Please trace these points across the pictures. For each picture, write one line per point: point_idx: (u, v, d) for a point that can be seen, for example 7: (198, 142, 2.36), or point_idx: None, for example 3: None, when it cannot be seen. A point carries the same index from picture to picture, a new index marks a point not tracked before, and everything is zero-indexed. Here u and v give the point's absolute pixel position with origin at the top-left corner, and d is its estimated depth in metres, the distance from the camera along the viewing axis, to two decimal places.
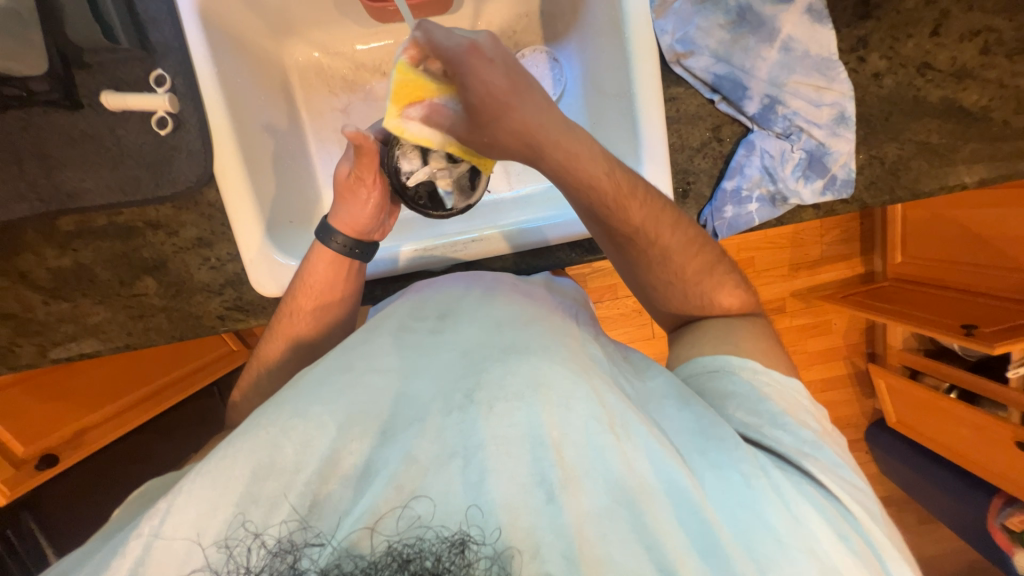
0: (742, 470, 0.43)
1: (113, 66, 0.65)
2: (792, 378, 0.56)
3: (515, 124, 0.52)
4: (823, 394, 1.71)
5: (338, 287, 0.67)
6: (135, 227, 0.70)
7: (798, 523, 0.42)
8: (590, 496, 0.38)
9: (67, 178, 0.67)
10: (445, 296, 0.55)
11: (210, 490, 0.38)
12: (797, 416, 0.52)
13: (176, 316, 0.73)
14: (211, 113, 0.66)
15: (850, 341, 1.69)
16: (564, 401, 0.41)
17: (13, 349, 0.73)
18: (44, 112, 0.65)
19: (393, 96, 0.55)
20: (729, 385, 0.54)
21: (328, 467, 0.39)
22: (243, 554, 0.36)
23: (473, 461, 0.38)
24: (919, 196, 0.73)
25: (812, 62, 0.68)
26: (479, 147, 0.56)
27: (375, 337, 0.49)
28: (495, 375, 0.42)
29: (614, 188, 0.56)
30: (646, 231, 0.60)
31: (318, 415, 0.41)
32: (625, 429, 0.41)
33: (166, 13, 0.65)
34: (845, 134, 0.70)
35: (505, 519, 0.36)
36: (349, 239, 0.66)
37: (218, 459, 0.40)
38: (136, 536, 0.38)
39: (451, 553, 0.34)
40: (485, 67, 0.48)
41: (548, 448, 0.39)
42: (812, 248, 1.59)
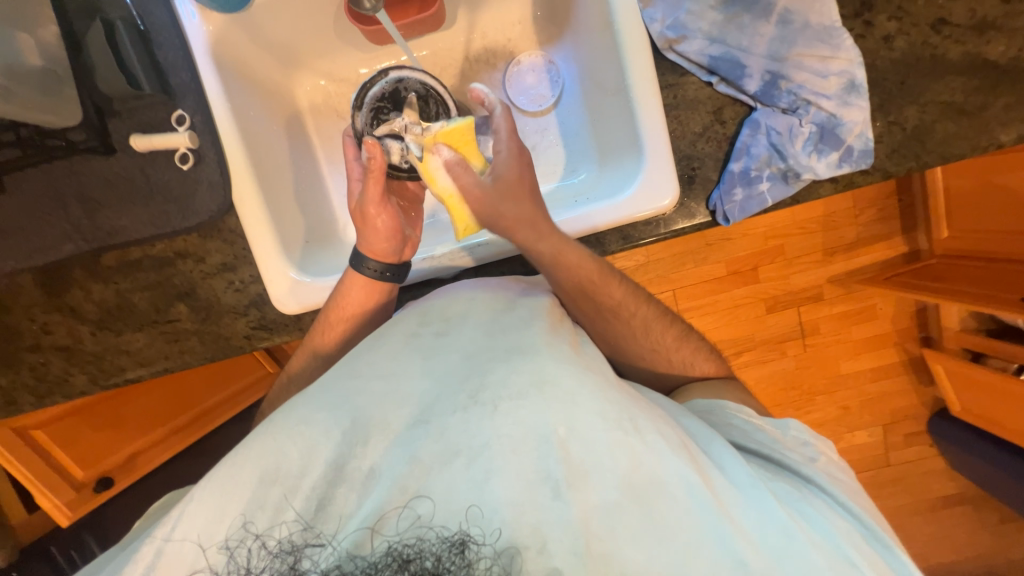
0: (748, 471, 0.45)
1: (140, 111, 0.70)
2: (790, 418, 0.58)
3: (508, 218, 0.61)
4: (874, 384, 1.60)
5: (370, 311, 0.69)
6: (168, 257, 0.75)
7: (803, 520, 0.43)
8: (597, 492, 0.38)
9: (106, 217, 0.72)
10: (448, 301, 0.55)
11: (217, 495, 0.40)
12: (794, 449, 0.55)
13: (207, 338, 0.77)
14: (228, 145, 0.71)
15: (899, 325, 1.58)
16: (570, 399, 0.40)
17: (67, 379, 0.79)
18: (83, 159, 0.70)
19: (443, 135, 0.65)
20: (727, 418, 0.59)
21: (334, 471, 0.40)
22: (244, 556, 0.37)
23: (476, 460, 0.38)
24: (950, 160, 0.68)
25: (814, 32, 0.66)
26: (487, 209, 0.62)
27: (382, 342, 0.50)
28: (498, 376, 0.42)
29: (594, 271, 0.63)
30: (626, 308, 0.66)
31: (321, 421, 0.42)
32: (632, 424, 0.40)
33: (183, 57, 0.70)
34: (858, 102, 0.66)
35: (509, 517, 0.36)
36: (381, 265, 0.69)
37: (225, 465, 0.41)
38: (149, 541, 0.39)
39: (451, 553, 0.34)
40: (518, 162, 0.63)
41: (554, 446, 0.38)
42: (846, 230, 1.51)
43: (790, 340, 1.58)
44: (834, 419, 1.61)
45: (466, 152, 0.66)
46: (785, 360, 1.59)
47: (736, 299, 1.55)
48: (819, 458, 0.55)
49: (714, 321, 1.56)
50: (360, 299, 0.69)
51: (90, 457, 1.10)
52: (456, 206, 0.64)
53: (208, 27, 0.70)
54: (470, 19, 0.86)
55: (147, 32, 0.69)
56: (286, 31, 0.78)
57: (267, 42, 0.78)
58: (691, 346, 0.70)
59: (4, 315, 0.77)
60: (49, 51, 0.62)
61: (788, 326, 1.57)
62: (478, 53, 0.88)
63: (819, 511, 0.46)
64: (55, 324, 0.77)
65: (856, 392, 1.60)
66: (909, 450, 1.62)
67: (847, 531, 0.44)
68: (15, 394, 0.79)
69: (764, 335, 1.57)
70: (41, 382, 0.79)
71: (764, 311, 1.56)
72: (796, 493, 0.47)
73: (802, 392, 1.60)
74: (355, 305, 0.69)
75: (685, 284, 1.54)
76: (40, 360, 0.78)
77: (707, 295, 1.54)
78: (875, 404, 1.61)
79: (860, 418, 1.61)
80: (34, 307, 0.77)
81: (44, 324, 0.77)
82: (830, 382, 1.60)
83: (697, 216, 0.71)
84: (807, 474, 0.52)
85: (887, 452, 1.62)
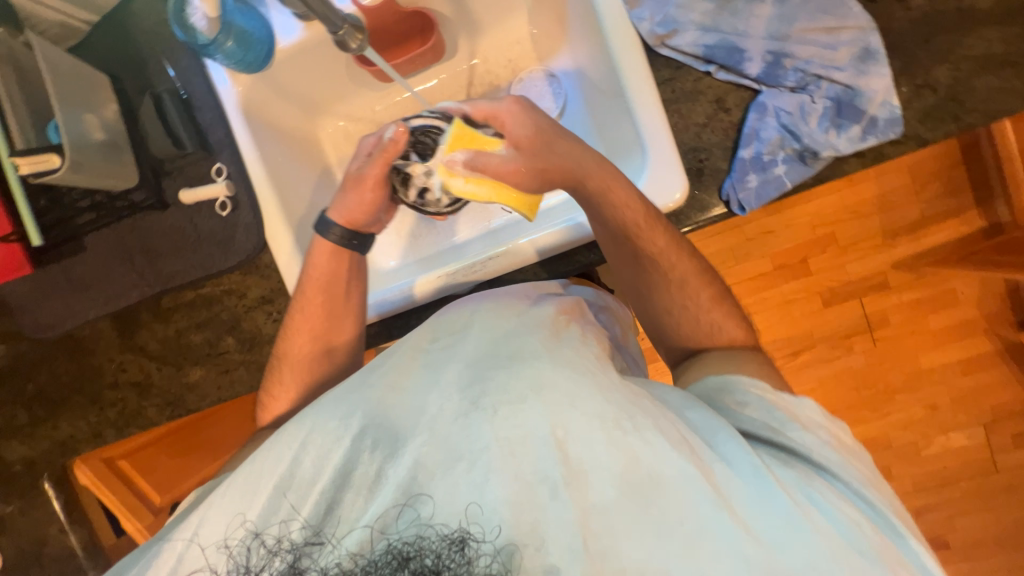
0: (754, 459, 0.45)
1: (187, 168, 0.79)
2: (806, 397, 0.56)
3: (554, 174, 0.63)
4: (965, 378, 1.41)
5: (340, 283, 0.72)
6: (215, 295, 0.83)
7: (808, 504, 0.44)
8: (596, 488, 0.42)
9: (164, 264, 0.81)
10: (457, 312, 0.56)
11: (229, 498, 0.46)
12: (811, 428, 0.53)
13: (253, 367, 0.84)
14: (259, 189, 0.78)
15: (984, 309, 1.39)
16: (565, 403, 0.43)
17: (141, 412, 0.88)
18: (144, 216, 0.81)
19: (448, 144, 0.60)
20: (741, 397, 0.56)
21: (341, 476, 0.45)
22: (242, 554, 0.44)
23: (476, 464, 0.42)
24: (998, 117, 0.61)
25: (815, 6, 0.63)
26: (534, 176, 0.63)
27: (394, 354, 0.52)
28: (498, 382, 0.45)
29: (642, 214, 0.64)
30: (666, 254, 0.66)
31: (334, 429, 0.47)
32: (632, 424, 0.43)
33: (218, 118, 0.79)
34: (876, 69, 0.62)
35: (508, 515, 0.41)
36: (345, 231, 0.71)
37: (244, 474, 0.47)
38: (176, 541, 0.46)
39: (451, 550, 0.40)
40: (524, 113, 0.64)
41: (552, 447, 0.42)
42: (904, 209, 1.38)
43: (854, 335, 1.44)
44: (919, 421, 1.44)
45: (477, 145, 0.61)
46: (851, 356, 1.45)
47: (785, 295, 1.45)
48: (832, 440, 0.53)
49: (762, 320, 1.46)
50: (321, 266, 0.71)
51: (166, 483, 1.22)
52: (504, 194, 0.61)
53: (237, 88, 0.78)
54: (470, 46, 0.91)
55: (189, 100, 0.79)
56: (306, 83, 0.86)
57: (290, 94, 0.86)
58: (716, 344, 0.67)
59: (90, 358, 0.88)
60: (110, 126, 0.72)
61: (849, 319, 1.44)
62: (481, 76, 0.92)
63: (828, 497, 0.46)
64: (129, 363, 0.87)
65: (942, 389, 1.42)
66: (1019, 454, 1.40)
67: (855, 518, 0.44)
68: (100, 428, 0.89)
69: (822, 332, 1.45)
70: (121, 416, 0.89)
71: (820, 304, 1.44)
72: (805, 480, 0.47)
73: (876, 391, 1.45)
74: (318, 274, 0.71)
75: (726, 282, 1.46)
76: (118, 396, 0.88)
77: (752, 293, 1.45)
78: (968, 401, 1.42)
79: (951, 418, 1.42)
80: (112, 349, 0.87)
81: (120, 363, 0.87)
82: (908, 379, 1.43)
83: (710, 209, 0.68)
84: (818, 460, 0.50)
85: (991, 457, 1.41)
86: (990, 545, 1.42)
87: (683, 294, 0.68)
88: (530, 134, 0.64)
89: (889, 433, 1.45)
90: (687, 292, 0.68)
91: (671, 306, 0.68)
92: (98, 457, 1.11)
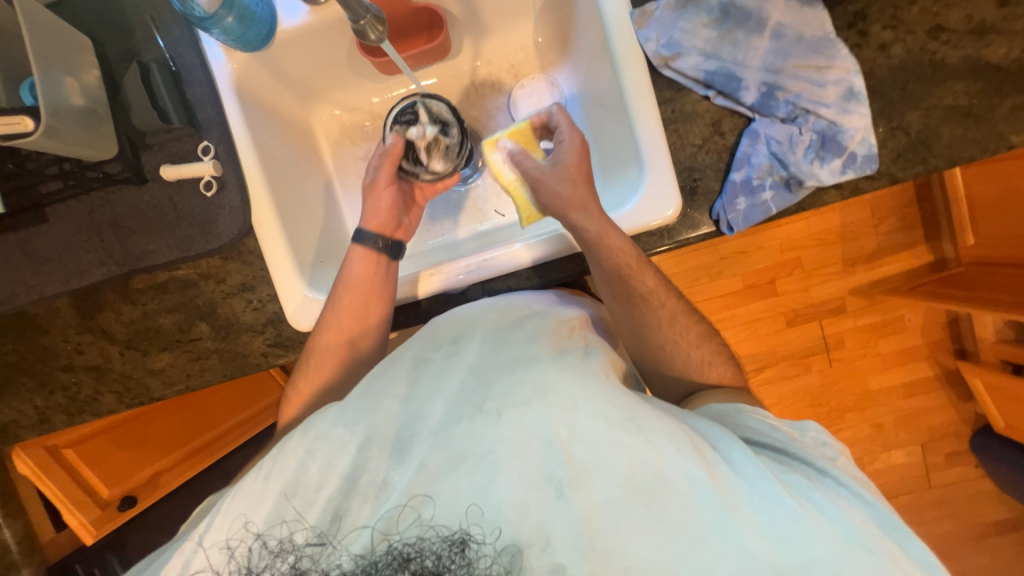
0: (757, 463, 0.49)
1: (170, 144, 0.75)
2: (808, 421, 0.60)
3: (566, 195, 0.68)
4: (908, 401, 1.53)
5: (369, 303, 0.73)
6: (191, 279, 0.80)
7: (810, 506, 0.47)
8: (599, 489, 0.44)
9: (136, 242, 0.77)
10: (455, 322, 0.60)
11: (237, 505, 0.47)
12: (814, 450, 0.57)
13: (227, 356, 0.81)
14: (249, 172, 0.76)
15: (930, 337, 1.51)
16: (569, 404, 0.46)
17: (96, 398, 0.82)
18: (118, 190, 0.76)
19: (508, 131, 0.74)
20: (743, 420, 0.61)
21: (347, 485, 0.46)
22: (245, 553, 0.45)
23: (482, 466, 0.45)
24: (959, 163, 0.67)
25: (808, 44, 0.67)
26: (546, 192, 0.70)
27: (396, 368, 0.55)
28: (502, 386, 0.48)
29: (633, 257, 0.68)
30: (647, 270, 0.69)
31: (340, 437, 0.48)
32: (635, 423, 0.46)
33: (209, 94, 0.75)
34: (858, 109, 0.66)
35: (513, 516, 0.43)
36: (384, 239, 0.77)
37: (252, 480, 0.48)
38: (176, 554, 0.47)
39: (451, 551, 0.42)
40: (579, 149, 0.70)
41: (557, 448, 0.45)
42: (865, 240, 1.48)
43: (813, 355, 1.53)
44: (867, 438, 1.54)
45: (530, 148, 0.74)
46: (810, 375, 1.54)
47: (755, 314, 1.52)
48: (839, 457, 0.57)
49: (731, 337, 1.53)
50: (363, 273, 0.75)
51: (115, 476, 1.14)
52: (520, 194, 0.74)
53: (232, 66, 0.75)
54: (475, 47, 0.91)
55: (178, 73, 0.75)
56: (304, 68, 0.84)
57: (287, 77, 0.83)
58: (690, 353, 0.72)
59: (41, 338, 0.81)
60: (90, 92, 0.67)
61: (811, 340, 1.52)
62: (483, 78, 0.93)
63: (830, 497, 0.48)
64: (87, 345, 0.81)
65: (889, 409, 1.53)
66: (951, 472, 1.53)
67: (857, 518, 0.47)
68: (49, 413, 0.83)
69: (785, 351, 1.53)
70: (73, 401, 0.83)
71: (784, 324, 1.52)
72: (807, 482, 0.50)
73: (831, 409, 1.54)
74: (354, 278, 0.74)
75: (702, 298, 1.51)
76: (72, 380, 0.82)
77: (724, 310, 1.52)
78: (911, 422, 1.53)
79: (895, 437, 1.53)
80: (68, 329, 0.81)
81: (77, 345, 0.81)
82: (859, 399, 1.53)
83: (700, 227, 0.71)
84: (822, 465, 0.54)
85: (927, 475, 1.53)
86: None
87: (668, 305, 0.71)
88: (571, 167, 0.69)
89: None
90: (669, 304, 0.72)
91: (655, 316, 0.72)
92: (38, 444, 1.00)
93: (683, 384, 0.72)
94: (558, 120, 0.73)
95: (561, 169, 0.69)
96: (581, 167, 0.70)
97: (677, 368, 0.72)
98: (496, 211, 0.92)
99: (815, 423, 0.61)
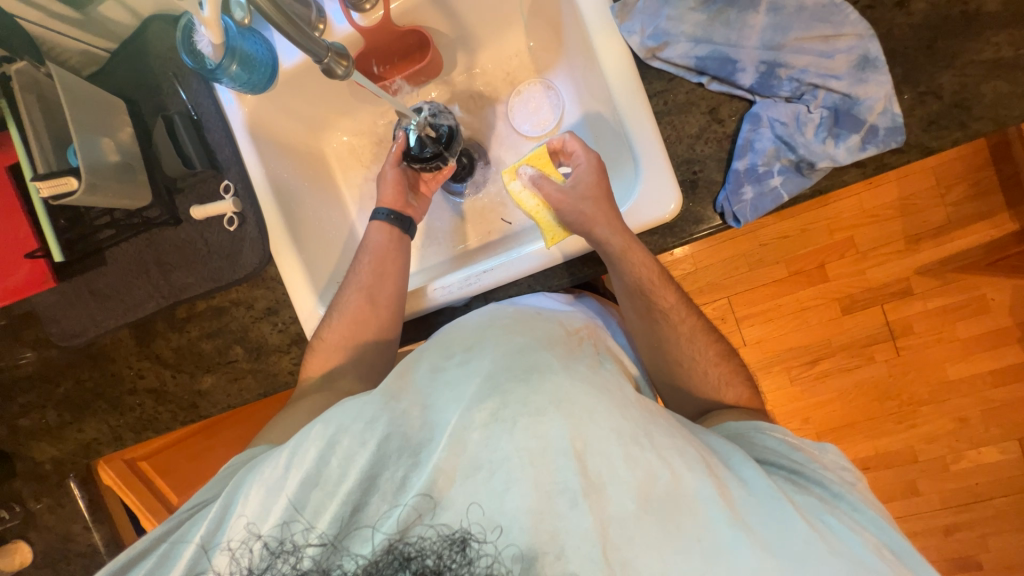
0: (769, 483, 0.46)
1: (197, 186, 0.83)
2: (828, 442, 0.56)
3: (587, 212, 0.66)
4: (997, 391, 1.34)
5: (376, 304, 0.77)
6: (225, 305, 0.87)
7: (825, 530, 0.44)
8: (614, 503, 0.43)
9: (176, 277, 0.85)
10: (465, 333, 0.59)
11: (254, 497, 0.49)
12: (833, 471, 0.53)
13: (260, 375, 0.87)
14: (264, 204, 0.82)
15: (1018, 318, 1.32)
16: (584, 415, 0.45)
17: (157, 417, 0.92)
18: (158, 231, 0.84)
19: (527, 157, 0.74)
20: (758, 439, 0.57)
21: (368, 480, 0.48)
22: (247, 556, 0.48)
23: (496, 473, 0.44)
24: (1008, 123, 0.58)
25: (811, 13, 0.62)
26: (568, 211, 0.67)
27: (410, 376, 0.55)
28: (518, 395, 0.47)
29: (657, 272, 0.67)
30: (648, 271, 0.66)
31: (359, 432, 0.49)
32: (650, 438, 0.45)
33: (226, 137, 0.82)
34: (875, 77, 0.60)
35: (529, 524, 0.43)
36: (391, 212, 0.82)
37: (268, 471, 0.50)
38: (187, 548, 0.51)
39: (452, 550, 0.44)
40: (598, 170, 0.69)
41: (571, 458, 0.44)
42: (928, 212, 1.32)
43: (874, 343, 1.39)
44: (948, 434, 1.37)
45: (547, 170, 0.73)
46: (873, 365, 1.39)
47: (802, 302, 1.40)
48: (856, 482, 0.53)
49: (776, 328, 1.42)
50: (379, 239, 0.81)
51: (182, 484, 1.29)
52: (543, 218, 0.71)
53: (244, 108, 0.82)
54: (470, 60, 0.92)
55: (199, 121, 0.83)
56: (311, 102, 0.89)
57: (296, 113, 0.89)
58: (702, 353, 0.68)
59: (111, 365, 0.93)
60: (126, 148, 0.76)
61: (870, 328, 1.39)
62: (481, 89, 0.94)
63: (845, 521, 0.46)
64: (146, 370, 0.92)
65: (971, 401, 1.35)
66: None
67: (870, 543, 0.44)
68: (120, 431, 0.94)
69: (841, 339, 1.40)
70: (139, 419, 0.93)
71: (838, 312, 1.39)
72: (821, 505, 0.47)
73: (900, 403, 1.39)
74: (371, 245, 0.81)
75: (740, 289, 1.42)
76: (136, 402, 0.93)
77: (766, 300, 1.42)
78: (1001, 415, 1.34)
79: (982, 432, 1.35)
80: (131, 356, 0.92)
81: (138, 370, 0.92)
82: (934, 390, 1.37)
83: (705, 220, 0.67)
84: (837, 490, 0.50)
85: None
86: None
87: (673, 305, 0.69)
88: (591, 186, 0.67)
89: (914, 447, 1.39)
90: (673, 307, 0.69)
91: (658, 320, 0.68)
92: (118, 460, 1.15)
93: (694, 392, 0.68)
94: (573, 145, 0.71)
95: (579, 189, 0.68)
96: (596, 187, 0.67)
97: (683, 374, 0.69)
98: (502, 220, 0.92)
99: (835, 446, 0.57)
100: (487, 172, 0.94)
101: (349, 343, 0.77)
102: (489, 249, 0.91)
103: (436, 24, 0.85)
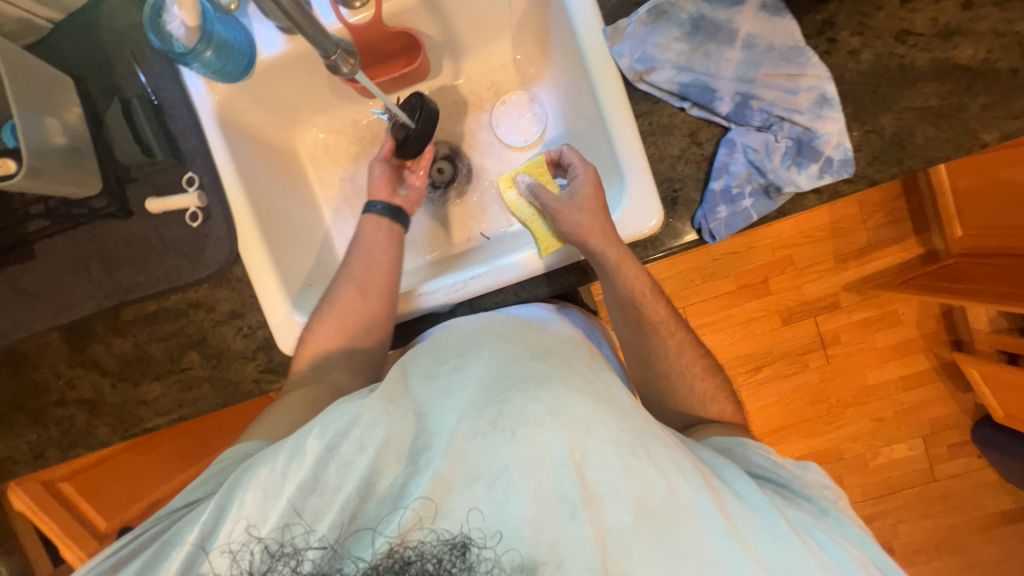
0: (759, 498, 0.50)
1: (154, 177, 0.76)
2: (811, 461, 0.62)
3: (583, 224, 0.68)
4: (908, 394, 1.53)
5: (353, 307, 0.74)
6: (182, 308, 0.79)
7: (813, 543, 0.48)
8: (612, 515, 0.44)
9: (123, 275, 0.77)
10: (458, 337, 0.57)
11: (249, 495, 0.47)
12: (819, 492, 0.58)
13: (219, 384, 0.80)
14: (233, 199, 0.76)
15: (925, 330, 1.51)
16: (583, 425, 0.46)
17: (90, 431, 0.82)
18: (104, 224, 0.76)
19: (526, 165, 0.77)
20: (747, 455, 0.62)
21: (364, 488, 0.46)
22: (246, 556, 0.45)
23: (496, 482, 0.44)
24: (934, 163, 0.68)
25: (779, 53, 0.68)
26: (564, 218, 0.69)
27: (405, 382, 0.53)
28: (517, 404, 0.47)
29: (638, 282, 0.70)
30: (632, 283, 0.70)
31: (357, 436, 0.47)
32: (646, 450, 0.47)
33: (192, 126, 0.76)
34: (831, 115, 0.68)
35: (528, 535, 0.43)
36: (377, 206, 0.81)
37: (263, 471, 0.48)
38: (180, 545, 0.47)
39: (453, 554, 0.43)
40: (594, 183, 0.71)
41: (570, 469, 0.44)
42: (855, 235, 1.49)
43: (809, 352, 1.53)
44: (867, 433, 1.53)
45: (544, 181, 0.76)
46: (807, 372, 1.54)
47: (749, 313, 1.52)
48: (838, 500, 0.58)
49: (727, 337, 1.53)
50: (366, 231, 0.80)
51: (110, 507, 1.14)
52: (537, 226, 0.74)
53: (214, 96, 0.76)
54: (455, 66, 0.92)
55: (160, 106, 0.76)
56: (285, 94, 0.84)
57: (269, 104, 0.84)
58: (677, 361, 0.73)
59: (34, 373, 0.81)
60: (73, 130, 0.69)
61: (807, 338, 1.53)
62: (465, 96, 0.94)
63: (831, 536, 0.50)
64: (79, 378, 0.81)
65: (888, 403, 1.53)
66: (954, 463, 1.52)
67: (856, 557, 0.48)
68: (42, 448, 0.82)
69: (783, 348, 1.53)
70: (66, 435, 0.82)
71: (780, 323, 1.52)
72: (810, 520, 0.51)
73: (829, 405, 1.54)
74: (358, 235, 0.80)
75: (696, 300, 1.52)
76: (65, 414, 0.82)
77: (719, 311, 1.52)
78: (910, 416, 1.53)
79: (895, 431, 1.53)
80: (60, 364, 0.81)
81: (69, 379, 0.81)
82: (857, 394, 1.53)
83: (683, 236, 0.72)
84: (823, 505, 0.55)
85: (929, 467, 1.52)
86: (929, 551, 1.52)
87: (650, 315, 0.72)
88: (588, 199, 0.69)
89: (840, 445, 1.54)
90: (656, 321, 0.72)
91: (647, 334, 0.72)
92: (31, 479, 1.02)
93: (672, 402, 0.73)
94: (571, 158, 0.74)
95: (574, 200, 0.70)
96: (587, 199, 0.69)
97: (667, 389, 0.73)
98: (482, 233, 0.92)
99: (817, 465, 0.62)
100: (467, 178, 0.94)
101: (317, 347, 0.73)
102: (467, 257, 0.90)
103: (425, 29, 0.84)
